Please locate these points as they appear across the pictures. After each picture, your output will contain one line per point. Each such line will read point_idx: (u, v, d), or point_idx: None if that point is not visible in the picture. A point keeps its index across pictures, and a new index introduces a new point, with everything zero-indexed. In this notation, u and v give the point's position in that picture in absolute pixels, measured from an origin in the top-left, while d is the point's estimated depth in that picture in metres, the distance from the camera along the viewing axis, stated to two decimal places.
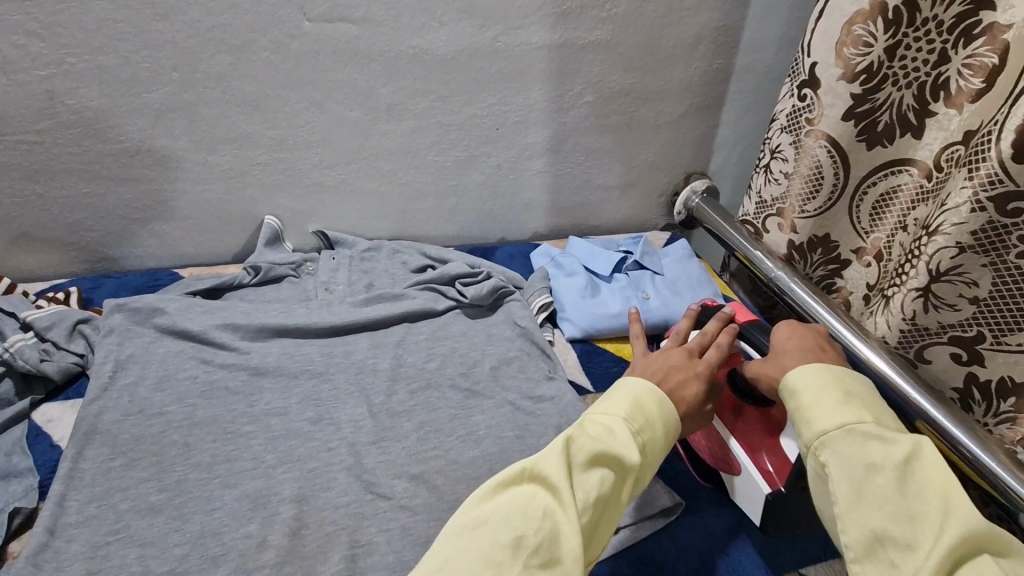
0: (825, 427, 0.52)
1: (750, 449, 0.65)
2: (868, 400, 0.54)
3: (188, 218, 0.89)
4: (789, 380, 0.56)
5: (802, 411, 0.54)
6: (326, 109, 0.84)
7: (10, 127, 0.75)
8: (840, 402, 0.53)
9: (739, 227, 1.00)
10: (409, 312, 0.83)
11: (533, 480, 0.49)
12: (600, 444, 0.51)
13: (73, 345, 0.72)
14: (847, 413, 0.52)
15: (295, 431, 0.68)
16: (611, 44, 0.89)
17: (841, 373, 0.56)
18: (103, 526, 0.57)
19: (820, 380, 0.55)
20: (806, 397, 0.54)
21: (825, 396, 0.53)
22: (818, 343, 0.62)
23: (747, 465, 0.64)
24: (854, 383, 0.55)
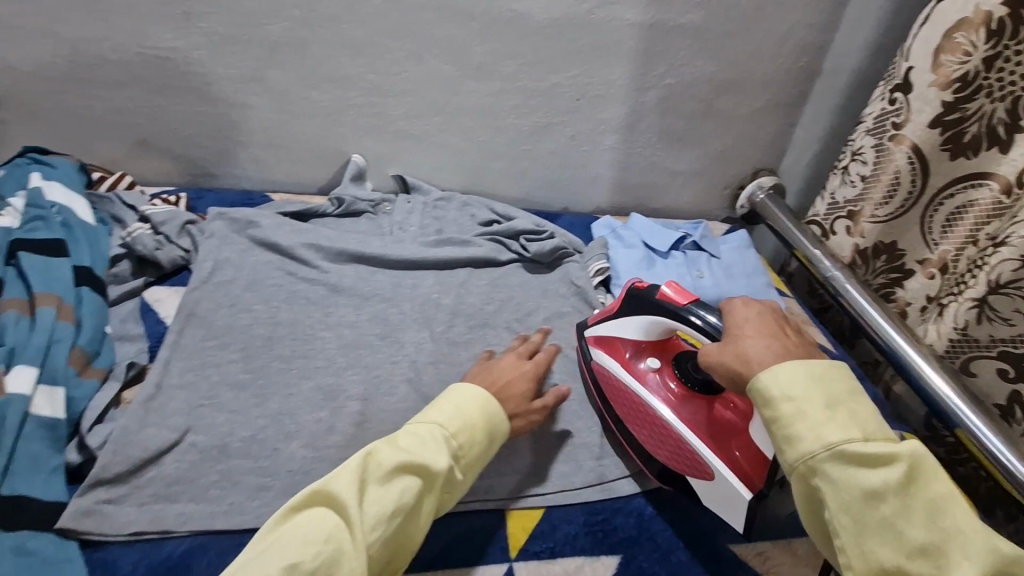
0: (814, 450, 0.48)
1: (720, 449, 0.61)
2: (851, 401, 0.49)
3: (283, 147, 0.97)
4: (764, 385, 0.50)
5: (783, 426, 0.49)
6: (422, 60, 0.89)
7: (149, 42, 0.83)
8: (825, 417, 0.48)
9: (804, 227, 1.00)
10: (475, 258, 0.88)
11: (325, 502, 0.49)
12: (402, 454, 0.52)
13: (180, 241, 0.80)
14: (835, 430, 0.48)
15: (364, 343, 0.74)
16: (701, 30, 0.91)
17: (807, 369, 0.50)
18: (199, 391, 0.65)
19: (796, 389, 0.49)
20: (785, 410, 0.49)
21: (808, 411, 0.48)
22: (778, 327, 0.56)
23: (721, 468, 0.60)
24: (830, 380, 0.50)
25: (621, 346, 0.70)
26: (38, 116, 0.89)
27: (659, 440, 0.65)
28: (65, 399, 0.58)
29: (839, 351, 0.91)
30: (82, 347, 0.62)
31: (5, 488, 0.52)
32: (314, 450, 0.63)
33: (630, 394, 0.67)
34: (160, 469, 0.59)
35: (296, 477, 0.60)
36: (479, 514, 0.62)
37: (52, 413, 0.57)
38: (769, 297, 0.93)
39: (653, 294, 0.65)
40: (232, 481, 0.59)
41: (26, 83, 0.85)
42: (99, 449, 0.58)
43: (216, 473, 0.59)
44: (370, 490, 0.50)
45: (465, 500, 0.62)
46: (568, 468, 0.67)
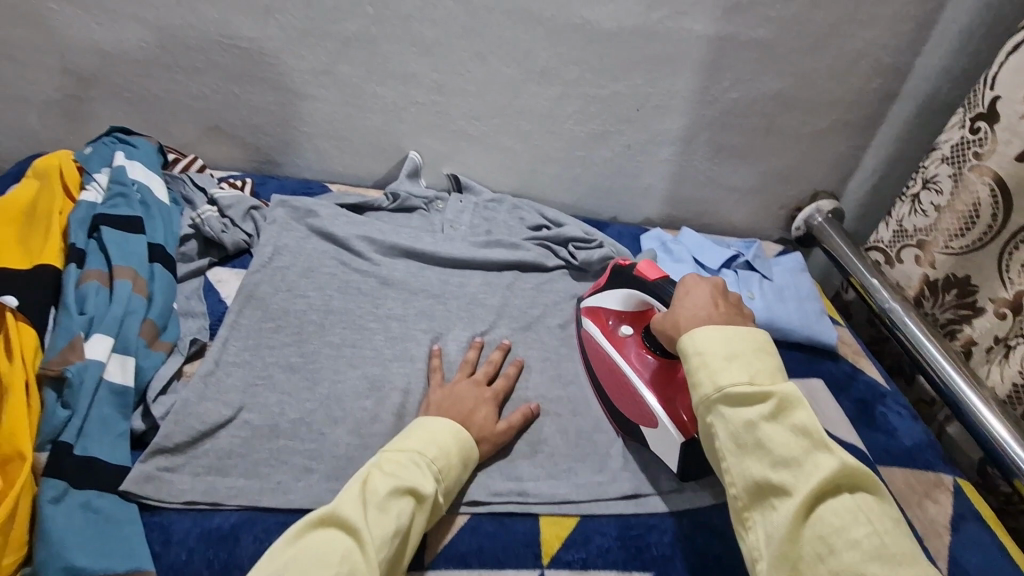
0: (708, 392, 0.51)
1: (666, 402, 0.66)
2: (752, 353, 0.52)
3: (345, 140, 0.99)
4: (682, 342, 0.55)
5: (689, 376, 0.53)
6: (487, 62, 0.90)
7: (229, 32, 0.87)
8: (722, 363, 0.51)
9: (865, 254, 0.97)
10: (522, 262, 0.89)
11: (335, 524, 0.49)
12: (395, 479, 0.53)
13: (244, 225, 0.83)
14: (728, 374, 0.51)
15: (411, 336, 0.76)
16: (771, 45, 0.89)
17: (720, 330, 0.54)
18: (254, 370, 0.68)
19: (704, 344, 0.53)
20: (693, 362, 0.53)
21: (710, 361, 0.52)
22: (711, 297, 0.59)
23: (662, 416, 0.65)
24: (737, 337, 0.53)
25: (604, 314, 0.76)
26: (123, 97, 0.94)
27: (621, 394, 0.71)
28: (135, 369, 0.62)
29: (893, 388, 0.87)
30: (153, 321, 0.66)
31: (78, 449, 0.56)
32: (359, 437, 0.65)
33: (604, 354, 0.73)
34: (215, 442, 0.61)
35: (340, 462, 0.62)
36: (513, 517, 0.63)
37: (122, 381, 0.60)
38: (823, 324, 0.89)
39: (631, 270, 0.73)
40: (280, 459, 0.62)
41: (115, 65, 0.91)
42: (162, 418, 0.62)
43: (266, 451, 0.62)
44: (370, 515, 0.50)
45: (500, 503, 0.63)
46: (603, 479, 0.67)
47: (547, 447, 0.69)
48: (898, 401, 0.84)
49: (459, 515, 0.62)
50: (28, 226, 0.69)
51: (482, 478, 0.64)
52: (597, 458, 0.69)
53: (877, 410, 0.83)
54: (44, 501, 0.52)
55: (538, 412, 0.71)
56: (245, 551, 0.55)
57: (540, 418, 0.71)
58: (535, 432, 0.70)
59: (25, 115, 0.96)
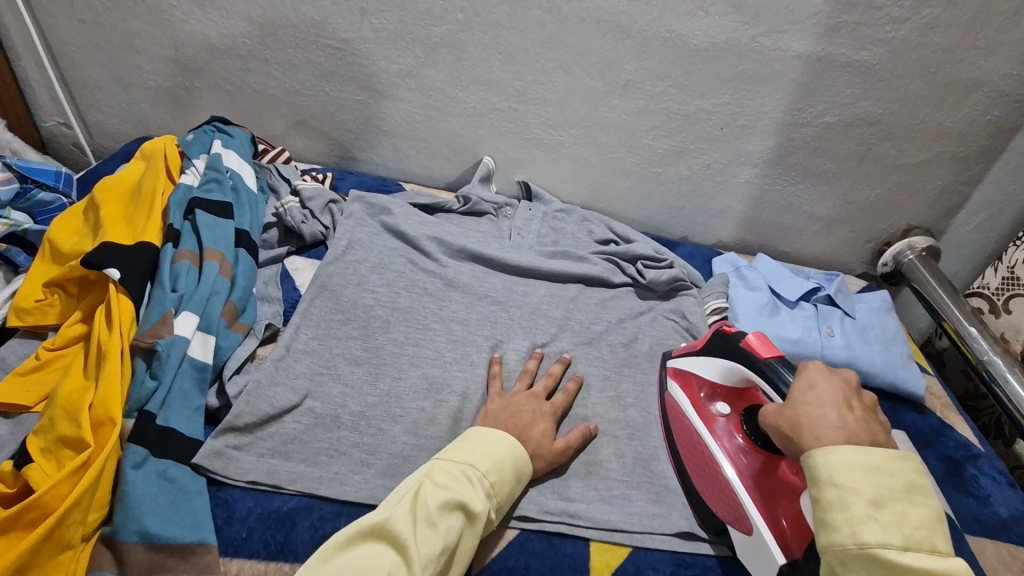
0: (845, 544, 0.44)
1: (766, 506, 0.58)
2: (905, 505, 0.44)
3: (423, 141, 1.01)
4: (817, 466, 0.47)
5: (823, 511, 0.46)
6: (570, 72, 0.89)
7: (325, 33, 0.91)
8: (868, 512, 0.44)
9: (962, 303, 0.89)
10: (588, 276, 0.87)
11: (384, 537, 0.50)
12: (446, 492, 0.53)
13: (322, 218, 0.86)
14: (877, 530, 0.43)
15: (472, 341, 0.75)
16: (876, 68, 0.83)
17: (862, 455, 0.46)
18: (320, 360, 0.70)
19: (845, 477, 0.45)
20: (828, 494, 0.46)
21: (852, 504, 0.44)
22: (844, 395, 0.51)
23: (760, 525, 0.57)
24: (886, 476, 0.45)
25: (697, 384, 0.69)
26: (224, 90, 1.00)
27: (708, 479, 0.63)
28: (214, 348, 0.65)
29: (987, 449, 0.79)
30: (234, 303, 0.70)
31: (159, 419, 0.59)
32: (415, 436, 0.65)
33: (693, 433, 0.66)
34: (281, 426, 0.64)
35: (395, 460, 0.63)
36: (562, 538, 0.61)
37: (202, 358, 0.64)
38: (912, 372, 0.83)
39: (736, 340, 0.63)
40: (339, 450, 0.63)
41: (219, 59, 0.97)
42: (234, 398, 0.64)
43: (326, 440, 0.63)
44: (419, 529, 0.50)
45: (552, 522, 0.61)
46: (659, 512, 0.64)
47: (603, 470, 0.67)
48: (994, 466, 0.77)
49: (508, 529, 0.61)
50: (135, 204, 0.74)
51: (535, 495, 0.63)
52: (654, 489, 0.66)
53: (969, 472, 0.75)
54: (128, 465, 0.56)
55: (595, 432, 0.69)
56: (301, 536, 0.57)
57: (597, 440, 0.69)
58: (592, 453, 0.68)
59: (139, 100, 1.04)
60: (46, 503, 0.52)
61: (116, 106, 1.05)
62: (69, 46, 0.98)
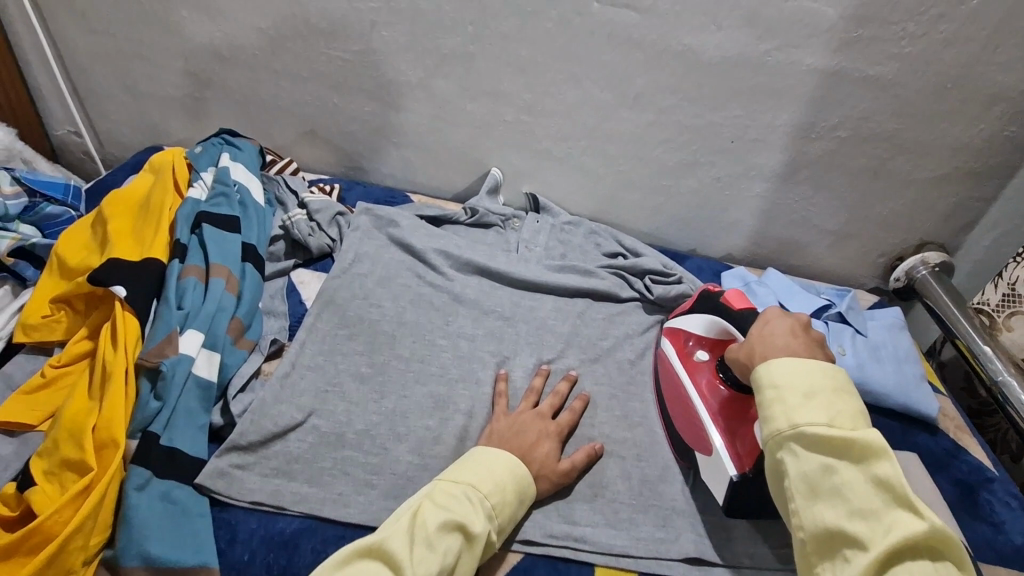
0: (781, 428, 0.52)
1: (727, 432, 0.64)
2: (832, 394, 0.52)
3: (431, 152, 1.01)
4: (759, 373, 0.55)
5: (763, 408, 0.54)
6: (580, 85, 0.88)
7: (334, 43, 0.91)
8: (799, 400, 0.52)
9: (971, 316, 0.89)
10: (595, 291, 0.86)
11: (380, 558, 0.50)
12: (445, 512, 0.52)
13: (329, 230, 0.85)
14: (806, 411, 0.51)
15: (477, 357, 0.75)
16: (891, 82, 0.81)
17: (798, 362, 0.54)
18: (326, 376, 0.69)
19: (780, 378, 0.53)
20: (768, 395, 0.54)
21: (786, 396, 0.52)
22: (793, 327, 0.59)
23: (719, 447, 0.63)
24: (817, 376, 0.53)
25: (683, 335, 0.74)
26: (232, 99, 1.00)
27: (683, 416, 0.69)
28: (219, 365, 0.65)
29: (1001, 474, 0.78)
30: (240, 319, 0.69)
31: (164, 439, 0.59)
32: (419, 456, 0.65)
33: (674, 375, 0.72)
34: (285, 445, 0.63)
35: (399, 481, 0.62)
36: (567, 563, 0.61)
37: (207, 376, 0.63)
38: (924, 393, 0.81)
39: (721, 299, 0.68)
40: (343, 470, 0.62)
41: (229, 69, 0.97)
42: (239, 416, 0.64)
43: (331, 459, 0.63)
44: (417, 550, 0.50)
45: (556, 546, 0.61)
46: (665, 537, 0.63)
47: (609, 492, 0.66)
48: (1007, 490, 0.75)
49: (512, 553, 0.60)
50: (142, 219, 0.74)
51: (540, 518, 0.62)
52: (661, 512, 0.65)
53: (982, 497, 0.74)
54: (130, 488, 0.56)
55: (601, 452, 0.68)
56: (303, 559, 0.56)
57: (603, 460, 0.68)
58: (598, 474, 0.67)
59: (148, 109, 1.04)
60: (48, 528, 0.52)
61: (126, 115, 1.05)
62: (81, 55, 0.98)
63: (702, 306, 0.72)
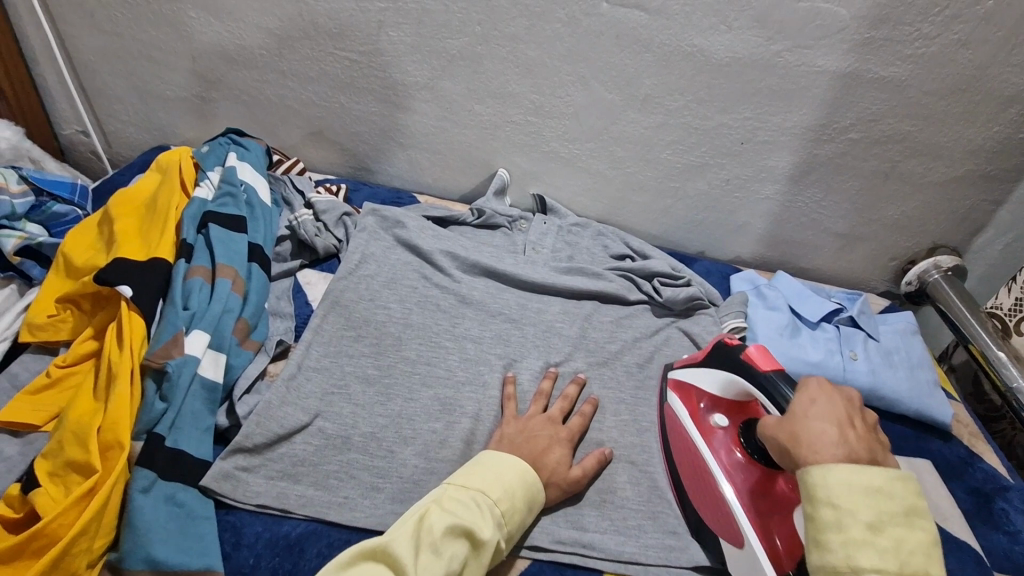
0: (837, 565, 0.41)
1: (760, 523, 0.57)
2: (901, 524, 0.42)
3: (438, 154, 1.01)
4: (813, 481, 0.44)
5: (817, 530, 0.43)
6: (588, 86, 0.87)
7: (341, 44, 0.90)
8: (864, 534, 0.41)
9: (984, 321, 0.87)
10: (603, 294, 0.85)
11: (384, 561, 0.49)
12: (451, 517, 0.51)
13: (335, 230, 0.85)
14: (871, 551, 0.41)
15: (485, 360, 0.74)
16: (904, 84, 0.80)
17: (861, 475, 0.43)
18: (332, 378, 0.69)
19: (843, 497, 0.42)
20: (824, 514, 0.43)
21: (849, 525, 0.41)
22: (846, 413, 0.47)
23: (752, 540, 0.56)
24: (885, 497, 0.42)
25: (696, 395, 0.67)
26: (240, 100, 1.00)
27: (705, 496, 0.62)
28: (225, 366, 0.65)
29: (1018, 482, 0.76)
30: (246, 320, 0.69)
31: (169, 441, 0.59)
32: (426, 459, 0.64)
33: (689, 443, 0.65)
34: (291, 447, 0.63)
35: (406, 484, 0.62)
36: (576, 570, 0.60)
37: (213, 377, 0.63)
38: (938, 399, 0.80)
39: (737, 351, 0.61)
40: (349, 473, 0.62)
41: (236, 70, 0.97)
42: (245, 418, 0.63)
43: (337, 462, 0.63)
44: (422, 556, 0.49)
45: (564, 552, 0.60)
46: (676, 545, 0.62)
47: (618, 498, 0.65)
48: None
49: (520, 559, 0.59)
50: (149, 219, 0.74)
51: (548, 523, 0.61)
52: (671, 519, 0.64)
53: (998, 506, 0.72)
54: (136, 490, 0.55)
55: (610, 458, 0.67)
56: (309, 563, 0.56)
57: (612, 466, 0.68)
58: (606, 480, 0.66)
59: (156, 110, 1.04)
60: (53, 531, 0.52)
61: (133, 115, 1.05)
62: (89, 56, 0.98)
63: (715, 357, 0.65)
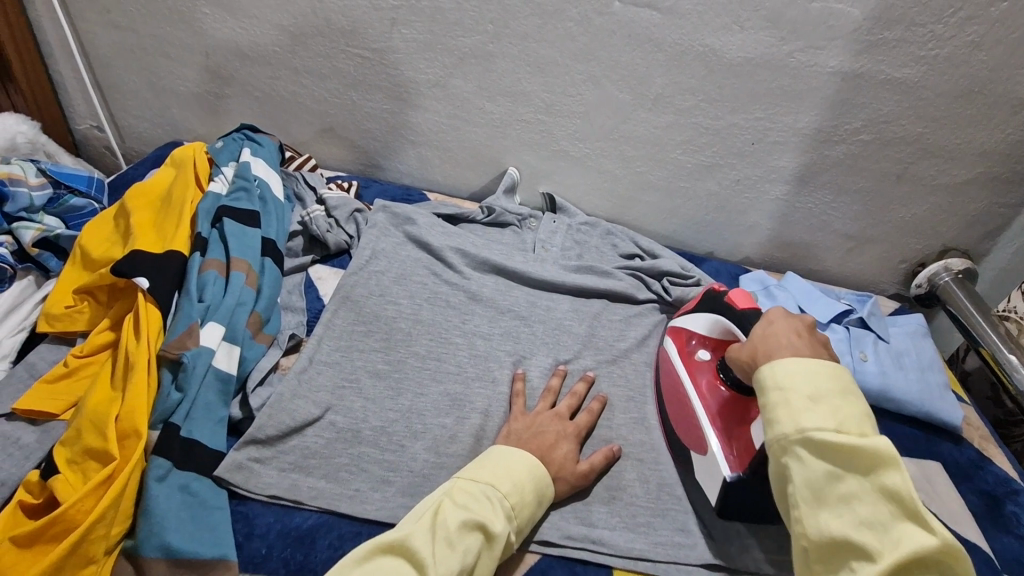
0: (786, 432, 0.48)
1: (723, 434, 0.63)
2: (840, 397, 0.48)
3: (448, 151, 1.01)
4: (763, 374, 0.52)
5: (768, 411, 0.50)
6: (599, 85, 0.88)
7: (354, 41, 0.91)
8: (805, 404, 0.48)
9: (996, 325, 0.87)
10: (611, 292, 0.85)
11: (402, 555, 0.49)
12: (465, 511, 0.52)
13: (347, 226, 0.85)
14: (810, 414, 0.47)
15: (494, 356, 0.74)
16: (916, 85, 0.80)
17: (803, 362, 0.50)
18: (343, 372, 0.69)
19: (786, 378, 0.50)
20: (772, 396, 0.50)
21: (792, 399, 0.49)
22: (798, 326, 0.55)
23: (714, 445, 0.62)
24: (825, 377, 0.49)
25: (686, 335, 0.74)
26: (252, 96, 1.01)
27: (680, 415, 0.68)
28: (239, 359, 0.65)
29: None
30: (259, 313, 0.70)
31: (184, 431, 0.59)
32: (436, 454, 0.64)
33: (673, 373, 0.71)
34: (302, 440, 0.63)
35: (416, 479, 0.62)
36: (585, 566, 0.60)
37: (227, 369, 0.64)
38: (947, 401, 0.80)
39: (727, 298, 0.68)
40: (359, 466, 0.62)
41: (249, 66, 0.97)
42: (258, 410, 0.64)
43: (347, 455, 0.63)
44: (437, 548, 0.49)
45: (574, 548, 0.60)
46: (685, 542, 0.62)
47: (626, 495, 0.65)
48: None
49: (529, 555, 0.60)
50: (165, 212, 0.75)
51: (557, 519, 0.62)
52: (680, 516, 0.64)
53: (1009, 509, 0.72)
54: (152, 478, 0.56)
55: (618, 454, 0.67)
56: (320, 556, 0.56)
57: (620, 462, 0.68)
58: (615, 477, 0.66)
59: (170, 106, 1.05)
60: (71, 517, 0.52)
61: (147, 110, 1.06)
62: (105, 51, 0.99)
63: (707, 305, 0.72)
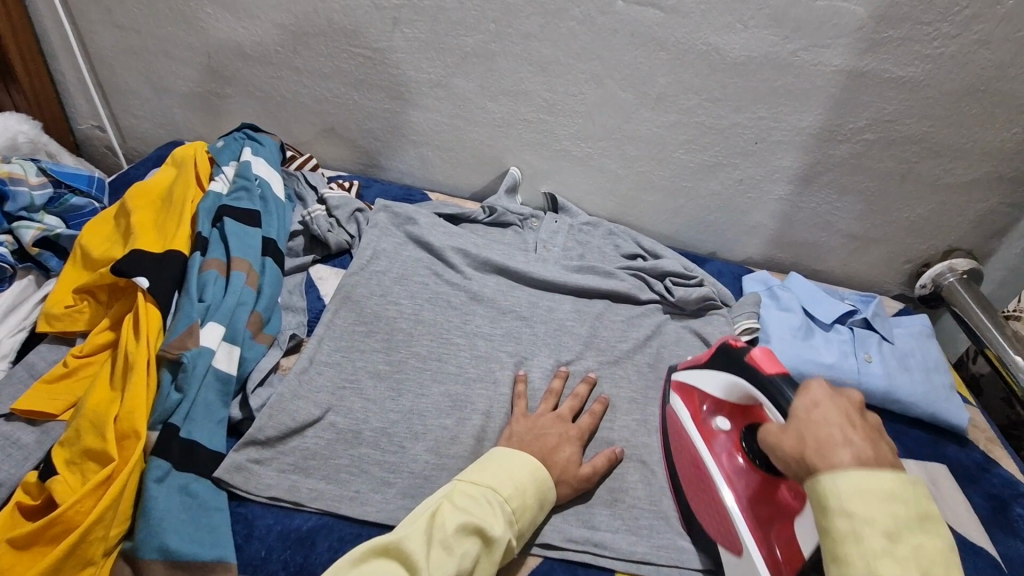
0: None
1: (758, 529, 0.56)
2: (922, 533, 0.39)
3: (449, 151, 1.01)
4: (825, 489, 0.41)
5: (833, 542, 0.40)
6: (602, 84, 0.87)
7: (355, 41, 0.91)
8: (884, 545, 0.38)
9: (1002, 326, 0.86)
10: (613, 293, 0.85)
11: (395, 558, 0.49)
12: (464, 514, 0.52)
13: (348, 226, 0.85)
14: (891, 561, 0.38)
15: (496, 357, 0.74)
16: (921, 84, 0.79)
17: (874, 479, 0.40)
18: (343, 373, 0.69)
19: (857, 505, 0.39)
20: (838, 524, 0.40)
21: (866, 535, 0.39)
22: (850, 414, 0.45)
23: (749, 545, 0.55)
24: (902, 504, 0.39)
25: (698, 397, 0.66)
26: (254, 96, 1.01)
27: (704, 502, 0.61)
28: (239, 359, 0.65)
29: None
30: (259, 313, 0.69)
31: (183, 432, 0.59)
32: (437, 455, 0.64)
33: (690, 446, 0.64)
34: (303, 441, 0.63)
35: (417, 480, 0.62)
36: (587, 569, 0.60)
37: (227, 369, 0.63)
38: (953, 403, 0.79)
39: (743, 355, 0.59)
40: (360, 467, 0.62)
41: (250, 66, 0.97)
42: (258, 410, 0.64)
43: (348, 456, 0.63)
44: (433, 552, 0.49)
45: (576, 551, 0.60)
46: (687, 546, 0.62)
47: (629, 497, 0.65)
48: None
49: (531, 557, 0.59)
50: (165, 212, 0.75)
51: (559, 522, 0.61)
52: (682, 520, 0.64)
53: (1015, 512, 0.71)
54: (151, 479, 0.56)
55: (620, 457, 0.67)
56: (320, 558, 0.56)
57: (622, 465, 0.67)
58: (617, 480, 0.66)
59: (171, 105, 1.05)
60: (70, 518, 0.52)
61: (148, 110, 1.06)
62: (106, 51, 0.99)
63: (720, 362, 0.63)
